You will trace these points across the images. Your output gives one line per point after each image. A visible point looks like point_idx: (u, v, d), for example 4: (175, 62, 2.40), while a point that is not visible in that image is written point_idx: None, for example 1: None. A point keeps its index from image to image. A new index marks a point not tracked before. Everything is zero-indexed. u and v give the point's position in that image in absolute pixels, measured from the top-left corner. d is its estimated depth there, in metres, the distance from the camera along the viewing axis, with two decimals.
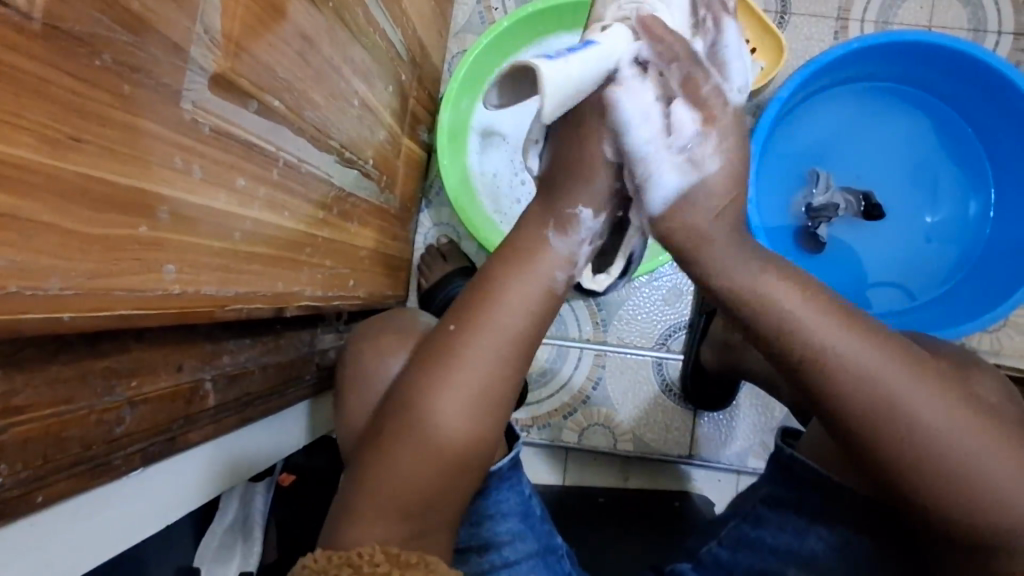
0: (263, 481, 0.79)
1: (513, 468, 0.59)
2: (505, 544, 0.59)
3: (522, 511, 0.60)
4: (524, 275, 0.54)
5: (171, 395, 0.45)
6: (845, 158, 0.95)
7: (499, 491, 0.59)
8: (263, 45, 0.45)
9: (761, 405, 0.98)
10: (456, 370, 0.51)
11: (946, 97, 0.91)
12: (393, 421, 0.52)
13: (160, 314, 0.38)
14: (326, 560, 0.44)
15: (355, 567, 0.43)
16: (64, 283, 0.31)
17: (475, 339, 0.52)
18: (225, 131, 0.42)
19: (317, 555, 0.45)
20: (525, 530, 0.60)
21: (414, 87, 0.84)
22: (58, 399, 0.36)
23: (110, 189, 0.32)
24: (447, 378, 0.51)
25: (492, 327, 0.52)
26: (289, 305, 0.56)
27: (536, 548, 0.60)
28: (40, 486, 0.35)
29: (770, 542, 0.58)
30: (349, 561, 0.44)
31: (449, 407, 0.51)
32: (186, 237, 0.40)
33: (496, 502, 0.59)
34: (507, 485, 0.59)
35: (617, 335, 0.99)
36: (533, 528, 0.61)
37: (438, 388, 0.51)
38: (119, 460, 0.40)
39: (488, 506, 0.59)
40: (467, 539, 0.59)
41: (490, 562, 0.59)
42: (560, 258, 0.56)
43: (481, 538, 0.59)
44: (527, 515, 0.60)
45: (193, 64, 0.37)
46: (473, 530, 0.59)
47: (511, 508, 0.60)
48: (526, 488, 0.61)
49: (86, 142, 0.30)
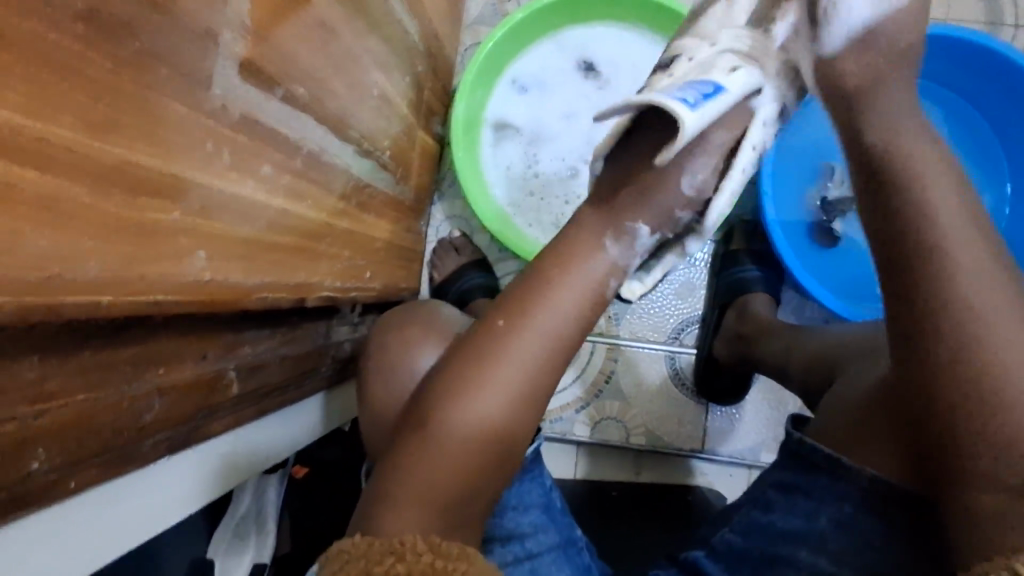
0: (277, 473, 0.77)
1: (535, 460, 0.61)
2: (527, 536, 0.59)
3: (543, 504, 0.61)
4: (548, 265, 0.54)
5: (196, 383, 0.45)
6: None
7: (521, 482, 0.60)
8: (288, 31, 0.44)
9: (774, 399, 0.98)
10: (480, 361, 0.51)
11: (961, 90, 0.91)
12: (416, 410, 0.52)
13: (190, 301, 0.38)
14: (367, 545, 0.46)
15: (398, 554, 0.45)
16: (101, 267, 0.30)
17: (499, 330, 0.52)
18: (252, 118, 0.42)
19: (356, 540, 0.47)
20: (547, 522, 0.60)
21: (429, 79, 0.84)
22: (90, 384, 0.36)
23: (143, 173, 0.32)
24: (472, 369, 0.51)
25: (516, 318, 0.52)
26: (310, 295, 0.56)
27: (557, 541, 0.60)
28: (72, 472, 0.35)
29: (776, 525, 0.58)
30: (392, 548, 0.46)
31: (472, 398, 0.51)
32: (215, 223, 0.40)
33: (521, 494, 0.60)
34: (529, 478, 0.61)
35: (630, 329, 0.99)
36: (554, 520, 0.61)
37: (462, 378, 0.51)
38: (146, 448, 0.40)
39: (510, 498, 0.59)
40: (489, 529, 0.59)
41: (513, 554, 0.58)
42: (591, 248, 0.56)
43: (503, 529, 0.59)
44: (549, 508, 0.61)
45: (222, 49, 0.37)
46: (496, 522, 0.59)
47: (533, 500, 0.60)
48: (548, 481, 0.62)
49: (123, 125, 0.30)
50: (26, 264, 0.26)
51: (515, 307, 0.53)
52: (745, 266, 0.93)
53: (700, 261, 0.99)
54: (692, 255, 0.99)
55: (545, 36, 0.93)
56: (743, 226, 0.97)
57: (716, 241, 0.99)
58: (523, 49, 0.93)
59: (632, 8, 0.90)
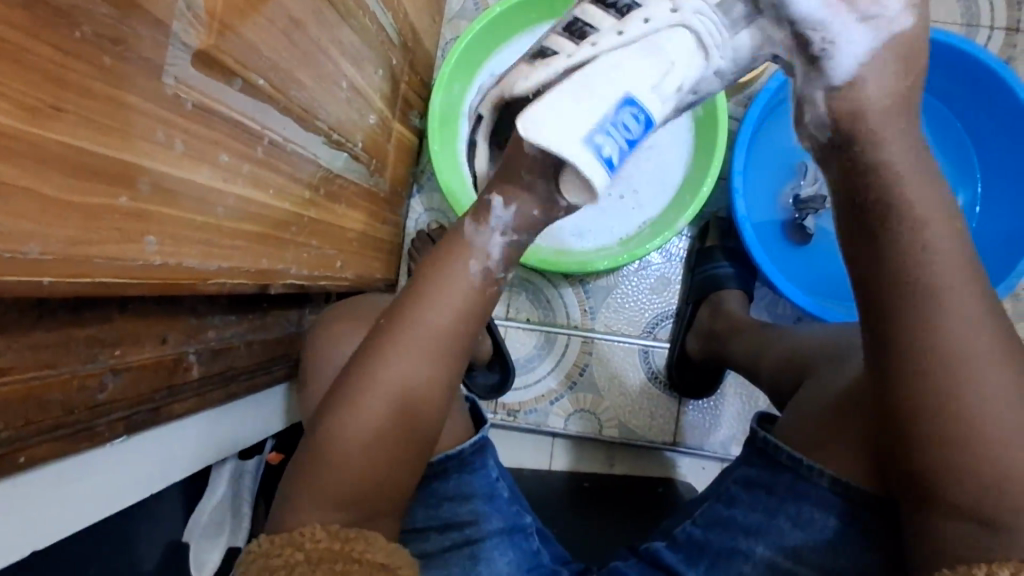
0: (253, 459, 0.80)
1: (476, 453, 0.62)
2: (466, 523, 0.61)
3: (486, 493, 0.62)
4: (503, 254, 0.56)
5: (154, 364, 0.46)
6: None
7: (461, 475, 0.61)
8: (248, 23, 0.45)
9: (744, 394, 0.99)
10: (405, 342, 0.52)
11: (936, 91, 0.92)
12: None
13: (142, 283, 0.39)
14: (268, 543, 0.49)
15: (296, 544, 0.49)
16: (43, 248, 0.32)
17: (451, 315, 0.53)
18: (207, 107, 0.43)
19: (261, 540, 0.50)
20: (490, 510, 0.61)
21: (405, 72, 0.85)
22: (41, 363, 0.37)
23: (90, 159, 0.33)
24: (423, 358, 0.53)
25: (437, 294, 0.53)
26: (274, 282, 0.57)
27: (501, 526, 0.61)
28: (22, 447, 0.36)
29: (738, 519, 0.60)
30: (291, 540, 0.49)
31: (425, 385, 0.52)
32: (167, 210, 0.41)
33: (459, 485, 0.61)
34: (468, 470, 0.62)
35: (605, 322, 1.00)
36: (498, 508, 0.62)
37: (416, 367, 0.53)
38: (101, 427, 0.41)
39: (448, 489, 0.61)
40: (425, 519, 0.61)
41: (451, 539, 0.60)
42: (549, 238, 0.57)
43: (441, 519, 0.61)
44: (492, 497, 0.62)
45: (174, 39, 0.38)
46: (432, 512, 0.61)
47: (474, 491, 0.61)
48: (493, 471, 0.63)
49: (65, 112, 0.31)
50: None
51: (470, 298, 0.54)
52: (719, 262, 0.94)
53: (675, 256, 1.00)
54: (667, 251, 1.00)
55: (524, 31, 0.94)
56: (718, 223, 0.98)
57: (691, 236, 1.00)
58: (502, 43, 0.94)
59: None
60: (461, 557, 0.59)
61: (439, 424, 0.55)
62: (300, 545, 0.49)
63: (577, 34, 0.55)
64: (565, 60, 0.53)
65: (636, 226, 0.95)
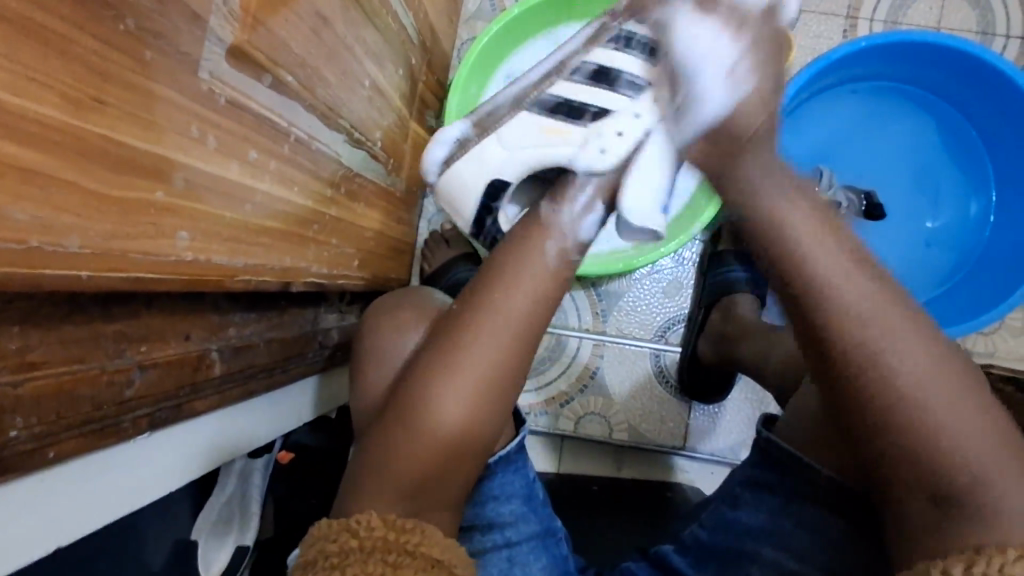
0: (262, 458, 0.77)
1: (519, 452, 0.62)
2: (507, 525, 0.60)
3: (525, 494, 0.62)
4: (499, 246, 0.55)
5: (179, 361, 0.46)
6: (850, 157, 0.96)
7: (504, 474, 0.61)
8: (280, 20, 0.45)
9: (754, 399, 0.99)
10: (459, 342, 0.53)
11: (953, 99, 0.92)
12: (395, 401, 0.54)
13: (172, 279, 0.39)
14: (328, 526, 0.49)
15: (352, 532, 0.48)
16: (81, 242, 0.31)
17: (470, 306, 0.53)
18: (239, 103, 0.42)
19: (320, 523, 0.49)
20: (527, 513, 0.61)
21: (423, 72, 0.85)
22: (70, 358, 0.36)
23: (128, 153, 0.33)
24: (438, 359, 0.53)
25: (497, 300, 0.53)
26: (296, 280, 0.57)
27: (536, 530, 0.61)
28: (53, 442, 0.35)
29: (741, 520, 0.60)
30: (348, 526, 0.48)
31: (443, 386, 0.52)
32: (198, 206, 0.40)
33: (502, 485, 0.61)
34: (512, 469, 0.61)
35: (616, 325, 1.00)
36: (535, 510, 0.62)
37: (431, 369, 0.53)
38: (128, 423, 0.41)
39: (492, 488, 0.61)
40: (471, 517, 0.61)
41: (493, 540, 0.60)
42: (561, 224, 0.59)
43: (484, 518, 0.61)
44: (530, 498, 0.62)
45: (211, 33, 0.38)
46: (477, 510, 0.61)
47: (515, 491, 0.61)
48: (531, 472, 0.63)
49: (106, 105, 0.31)
50: (6, 234, 0.27)
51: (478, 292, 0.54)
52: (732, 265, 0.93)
53: (688, 260, 0.99)
54: (679, 254, 0.99)
55: (541, 31, 0.94)
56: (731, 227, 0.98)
57: (703, 241, 1.00)
58: (519, 43, 0.94)
59: None
60: (500, 559, 0.59)
61: (477, 423, 0.53)
62: (356, 532, 0.48)
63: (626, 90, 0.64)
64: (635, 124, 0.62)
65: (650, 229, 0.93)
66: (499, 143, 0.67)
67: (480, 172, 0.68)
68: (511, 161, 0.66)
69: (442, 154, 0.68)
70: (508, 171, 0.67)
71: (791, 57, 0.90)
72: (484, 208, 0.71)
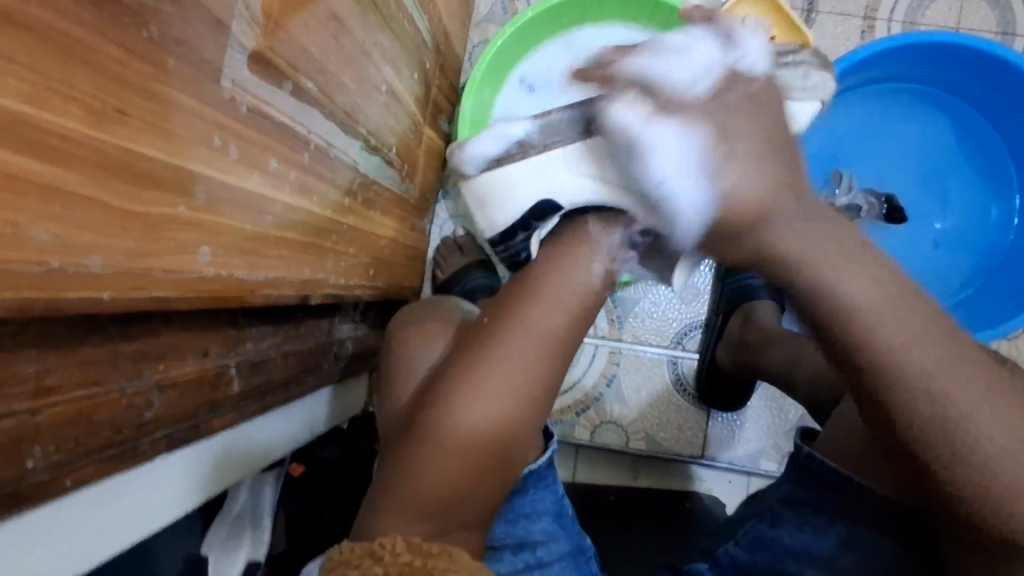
0: (273, 471, 0.76)
1: (550, 467, 0.60)
2: (538, 544, 0.59)
3: (555, 511, 0.60)
4: (543, 275, 0.56)
5: (197, 379, 0.44)
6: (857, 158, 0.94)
7: (535, 490, 0.59)
8: (300, 25, 0.43)
9: (775, 406, 0.97)
10: (483, 359, 0.53)
11: (972, 99, 0.90)
12: (420, 418, 0.53)
13: (193, 296, 0.38)
14: (349, 552, 0.47)
15: (376, 557, 0.45)
16: (103, 262, 0.30)
17: (503, 325, 0.54)
18: (260, 111, 0.41)
19: (341, 547, 0.48)
20: (558, 530, 0.60)
21: (437, 76, 0.83)
22: (88, 380, 0.35)
23: (151, 166, 0.31)
24: (472, 372, 0.52)
25: (521, 327, 0.53)
26: (314, 292, 0.55)
27: (567, 549, 0.60)
28: (70, 470, 0.34)
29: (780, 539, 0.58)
30: (371, 551, 0.46)
31: (473, 403, 0.52)
32: (220, 219, 0.39)
33: (534, 502, 0.59)
34: (543, 485, 0.59)
35: (633, 332, 0.98)
36: (565, 527, 0.61)
37: (462, 384, 0.52)
38: (146, 446, 0.39)
39: (523, 505, 0.59)
40: (501, 536, 0.59)
41: (523, 561, 0.58)
42: (599, 251, 0.56)
43: (515, 537, 0.59)
44: (560, 515, 0.61)
45: (233, 40, 0.36)
46: (508, 529, 0.59)
47: (546, 508, 0.60)
48: (560, 488, 0.61)
49: (128, 116, 0.29)
50: (26, 256, 0.25)
51: (498, 308, 0.53)
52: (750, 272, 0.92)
53: (704, 266, 0.98)
54: (696, 261, 0.98)
55: (555, 35, 0.92)
56: None
57: None
58: (533, 47, 0.92)
59: (645, 7, 0.88)
60: None
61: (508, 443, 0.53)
62: (380, 558, 0.45)
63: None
64: None
65: None
66: (566, 162, 0.53)
67: (539, 188, 0.55)
68: (572, 184, 0.54)
69: (491, 153, 0.56)
70: (563, 193, 0.54)
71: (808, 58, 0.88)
72: (522, 223, 0.58)
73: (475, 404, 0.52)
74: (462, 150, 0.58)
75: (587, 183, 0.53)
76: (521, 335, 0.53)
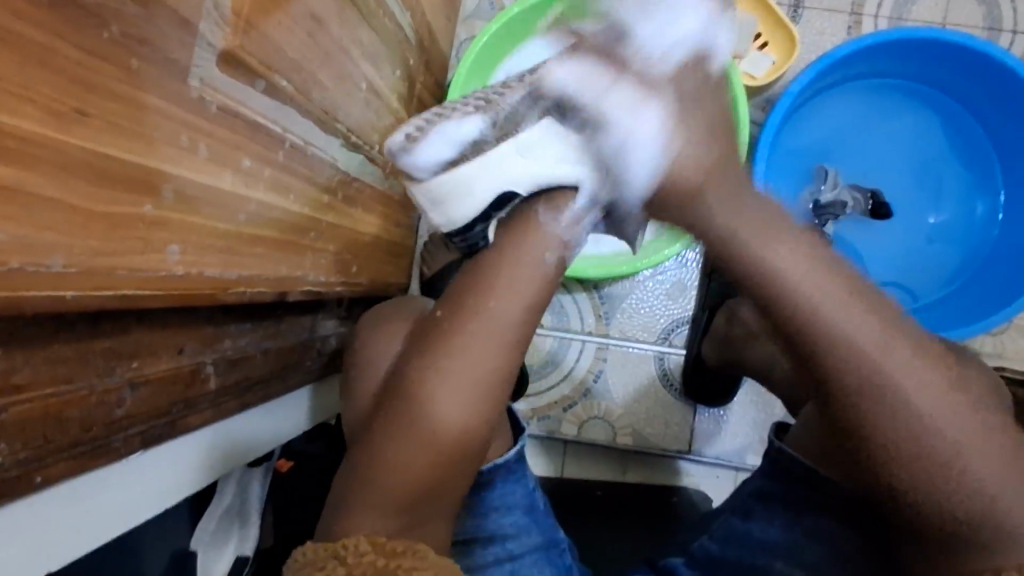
0: (261, 467, 0.76)
1: (521, 461, 0.60)
2: (509, 537, 0.59)
3: (526, 504, 0.61)
4: (501, 265, 0.55)
5: (171, 376, 0.44)
6: (847, 152, 0.94)
7: (505, 484, 0.60)
8: (273, 23, 0.44)
9: (761, 402, 0.97)
10: (451, 347, 0.53)
11: (957, 93, 0.90)
12: (385, 415, 0.53)
13: (162, 295, 0.38)
14: (312, 552, 0.47)
15: (341, 558, 0.46)
16: (65, 261, 0.30)
17: (459, 316, 0.54)
18: (231, 110, 0.41)
19: (305, 548, 0.48)
20: (530, 523, 0.60)
21: (422, 73, 0.83)
22: (58, 378, 0.35)
23: (115, 166, 0.32)
24: (431, 367, 0.53)
25: (483, 316, 0.53)
26: (293, 289, 0.56)
27: (540, 541, 0.60)
28: (40, 467, 0.34)
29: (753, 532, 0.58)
30: (336, 552, 0.47)
31: (435, 399, 0.52)
32: (190, 218, 0.39)
33: (503, 495, 0.60)
34: (513, 479, 0.60)
35: (620, 328, 0.98)
36: (538, 521, 0.61)
37: (422, 381, 0.53)
38: (118, 442, 0.40)
39: (493, 498, 0.59)
40: (470, 530, 0.60)
41: (494, 554, 0.59)
42: (552, 239, 0.57)
43: (485, 530, 0.59)
44: (532, 509, 0.61)
45: (201, 39, 0.36)
46: (477, 522, 0.60)
47: (517, 501, 0.60)
48: (532, 482, 0.62)
49: (91, 117, 0.29)
50: None
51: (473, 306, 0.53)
52: None
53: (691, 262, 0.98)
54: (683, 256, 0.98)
55: None
56: None
57: None
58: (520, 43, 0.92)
59: None
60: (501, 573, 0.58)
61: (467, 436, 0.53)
62: (345, 558, 0.46)
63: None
64: None
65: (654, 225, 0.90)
66: (518, 152, 0.56)
67: (496, 177, 0.56)
68: (529, 173, 0.56)
69: (448, 154, 0.56)
70: (521, 181, 0.56)
71: (795, 50, 0.89)
72: (481, 215, 0.58)
73: (436, 400, 0.52)
74: (407, 153, 0.56)
75: (547, 169, 0.56)
76: (478, 328, 0.53)
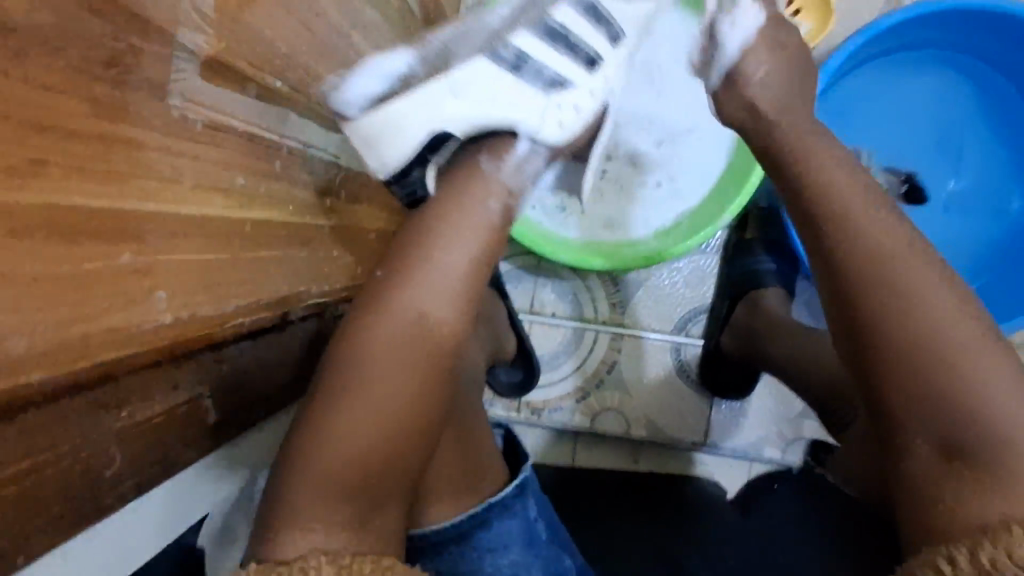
0: None
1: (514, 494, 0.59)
2: None
3: (524, 538, 0.58)
4: (449, 211, 0.51)
5: (167, 421, 0.41)
6: (867, 119, 0.87)
7: (501, 521, 0.58)
8: (259, 16, 0.38)
9: (780, 394, 0.95)
10: (392, 304, 0.48)
11: (999, 62, 0.84)
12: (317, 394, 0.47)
13: (152, 350, 0.33)
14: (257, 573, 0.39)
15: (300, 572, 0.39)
16: (29, 341, 0.25)
17: (399, 276, 0.48)
18: (216, 124, 0.36)
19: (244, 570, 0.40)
20: (531, 557, 0.58)
21: None
22: (36, 451, 0.31)
23: (81, 218, 0.27)
24: (363, 328, 0.47)
25: (430, 267, 0.49)
26: (293, 306, 0.50)
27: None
28: (23, 546, 0.31)
29: None
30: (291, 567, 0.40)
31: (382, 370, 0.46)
32: (176, 255, 0.34)
33: (500, 533, 0.57)
34: (508, 514, 0.58)
35: (635, 316, 0.94)
36: (538, 554, 0.59)
37: (355, 346, 0.47)
38: (110, 501, 0.36)
39: (489, 538, 0.57)
40: None
41: None
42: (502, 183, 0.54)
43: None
44: (531, 542, 0.59)
45: (177, 47, 0.32)
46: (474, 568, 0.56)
47: (515, 537, 0.58)
48: (529, 514, 0.60)
49: (44, 165, 0.24)
50: None
51: None
52: (759, 256, 0.88)
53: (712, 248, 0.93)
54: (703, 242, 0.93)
55: None
56: (759, 213, 0.92)
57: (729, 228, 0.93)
58: None
59: None
60: None
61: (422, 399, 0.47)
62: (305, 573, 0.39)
63: (582, 61, 0.58)
64: (589, 96, 0.59)
65: (673, 217, 0.84)
66: (452, 93, 0.53)
67: (428, 118, 0.53)
68: (461, 114, 0.54)
69: (376, 90, 0.52)
70: (452, 123, 0.54)
71: (830, 24, 0.81)
72: (418, 158, 0.54)
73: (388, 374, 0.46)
74: (335, 90, 0.51)
75: (473, 107, 0.54)
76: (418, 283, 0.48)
